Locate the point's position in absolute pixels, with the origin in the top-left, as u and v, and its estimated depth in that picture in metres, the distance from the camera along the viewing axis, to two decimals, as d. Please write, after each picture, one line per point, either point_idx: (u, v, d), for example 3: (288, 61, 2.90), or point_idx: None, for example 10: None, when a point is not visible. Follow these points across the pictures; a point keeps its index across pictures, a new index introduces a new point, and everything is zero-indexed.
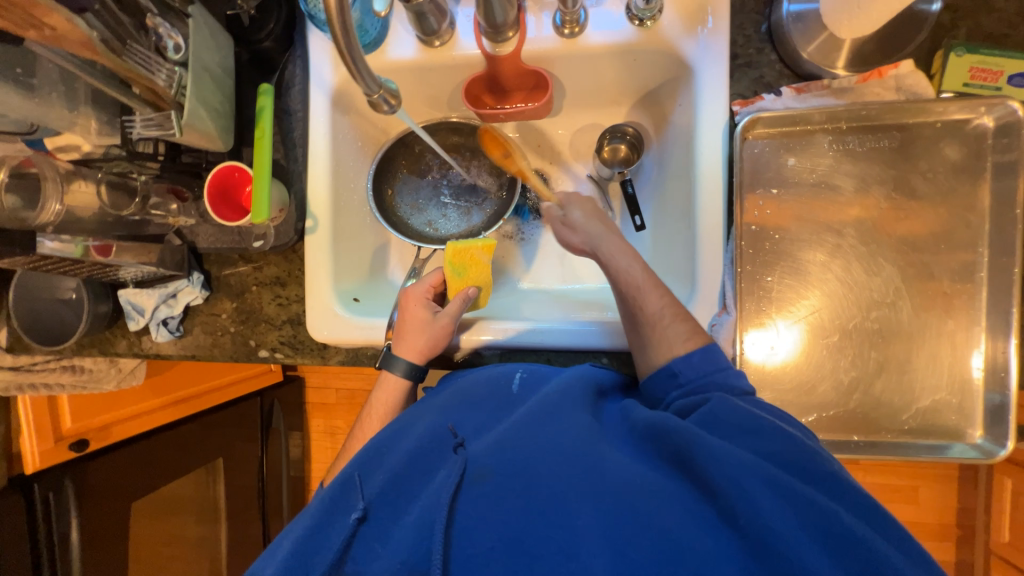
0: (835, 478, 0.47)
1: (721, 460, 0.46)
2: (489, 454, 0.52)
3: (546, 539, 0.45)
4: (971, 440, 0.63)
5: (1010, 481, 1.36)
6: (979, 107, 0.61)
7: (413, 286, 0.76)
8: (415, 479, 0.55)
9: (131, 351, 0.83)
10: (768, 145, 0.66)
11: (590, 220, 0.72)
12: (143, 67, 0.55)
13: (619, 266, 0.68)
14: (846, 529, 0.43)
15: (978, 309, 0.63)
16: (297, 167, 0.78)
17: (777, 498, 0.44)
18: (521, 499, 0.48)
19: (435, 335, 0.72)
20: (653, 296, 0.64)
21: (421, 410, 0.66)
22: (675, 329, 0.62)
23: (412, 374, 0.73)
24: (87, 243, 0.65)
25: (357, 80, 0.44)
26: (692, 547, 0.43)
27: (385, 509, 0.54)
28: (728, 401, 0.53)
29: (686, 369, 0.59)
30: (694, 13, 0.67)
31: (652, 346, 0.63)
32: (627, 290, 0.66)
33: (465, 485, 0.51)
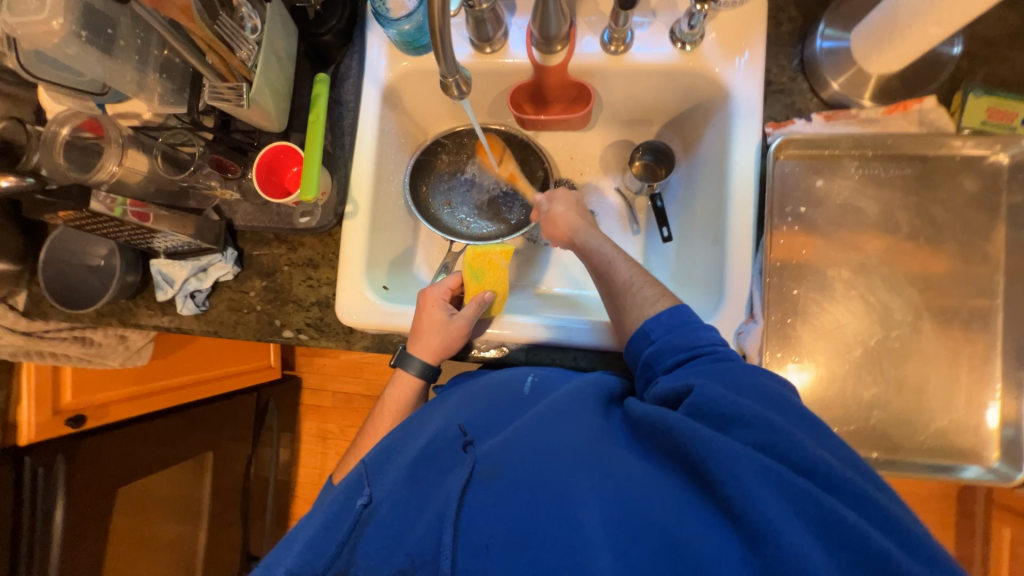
0: (853, 483, 0.43)
1: (718, 454, 0.44)
2: (499, 453, 0.51)
3: (554, 539, 0.43)
4: (988, 464, 0.65)
5: (1009, 529, 1.34)
6: (995, 144, 0.65)
7: (431, 287, 0.77)
8: (425, 478, 0.53)
9: (152, 323, 0.83)
10: (798, 165, 0.70)
11: (570, 212, 0.78)
12: (224, 37, 0.57)
13: (593, 243, 0.74)
14: (841, 523, 0.40)
15: (994, 334, 0.65)
16: (343, 154, 0.80)
17: (775, 494, 0.42)
18: (530, 499, 0.46)
19: (450, 336, 0.72)
20: (624, 266, 0.70)
21: (430, 414, 0.65)
22: (645, 293, 0.65)
23: (425, 375, 0.73)
24: (126, 206, 0.65)
25: (441, 62, 0.48)
26: (691, 545, 0.41)
27: (392, 510, 0.51)
28: (710, 387, 0.50)
29: (656, 327, 0.61)
30: (733, 43, 0.73)
31: (628, 311, 0.66)
32: (601, 266, 0.72)
33: (473, 483, 0.49)
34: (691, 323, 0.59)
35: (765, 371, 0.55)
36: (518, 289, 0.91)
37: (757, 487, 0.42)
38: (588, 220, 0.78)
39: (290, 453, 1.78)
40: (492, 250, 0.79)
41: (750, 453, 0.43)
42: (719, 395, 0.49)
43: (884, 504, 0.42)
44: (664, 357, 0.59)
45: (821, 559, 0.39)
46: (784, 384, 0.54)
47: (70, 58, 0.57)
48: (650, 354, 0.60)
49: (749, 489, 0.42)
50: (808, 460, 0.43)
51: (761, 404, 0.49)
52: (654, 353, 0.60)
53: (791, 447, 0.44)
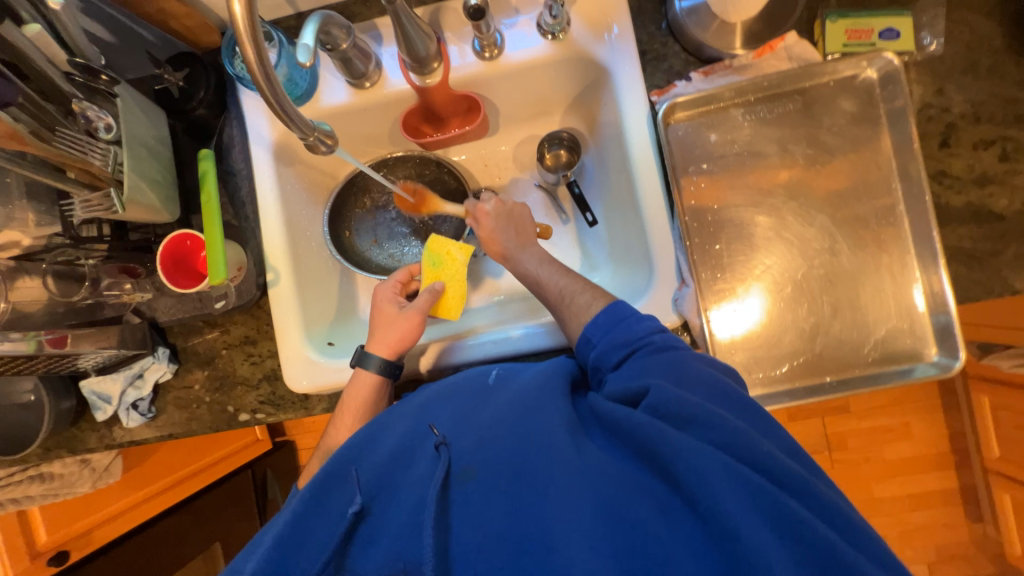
0: (809, 485, 0.43)
1: (686, 452, 0.43)
2: (475, 450, 0.51)
3: (528, 530, 0.45)
4: (929, 359, 0.68)
5: (987, 397, 1.41)
6: (861, 61, 0.67)
7: (381, 285, 0.78)
8: (398, 478, 0.52)
9: (103, 444, 0.80)
10: (690, 126, 0.71)
11: (500, 228, 0.77)
12: (72, 149, 0.54)
13: (530, 267, 0.74)
14: (793, 513, 0.40)
15: (905, 238, 0.68)
16: (250, 224, 0.78)
17: (735, 487, 0.42)
18: (506, 499, 0.47)
19: (404, 329, 0.72)
20: (556, 279, 0.71)
21: (393, 411, 0.61)
22: (580, 300, 0.66)
23: (385, 372, 0.70)
24: (39, 337, 0.64)
25: (290, 125, 0.47)
26: (658, 541, 0.42)
27: (381, 507, 0.51)
28: (668, 389, 0.49)
29: (595, 331, 0.61)
30: (600, 22, 0.73)
31: (568, 322, 0.67)
32: (534, 285, 0.73)
33: (452, 488, 0.49)
34: (624, 318, 0.60)
35: (718, 367, 0.56)
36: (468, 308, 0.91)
37: (718, 483, 0.42)
38: (519, 236, 0.77)
39: None
40: (453, 243, 0.79)
41: (714, 453, 0.43)
42: (679, 394, 0.48)
43: (830, 496, 0.43)
44: (609, 358, 0.59)
45: (776, 550, 0.39)
46: (729, 373, 0.56)
47: None
48: (595, 358, 0.60)
49: (711, 486, 0.42)
50: (760, 457, 0.44)
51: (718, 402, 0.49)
52: (599, 356, 0.60)
53: (747, 445, 0.45)
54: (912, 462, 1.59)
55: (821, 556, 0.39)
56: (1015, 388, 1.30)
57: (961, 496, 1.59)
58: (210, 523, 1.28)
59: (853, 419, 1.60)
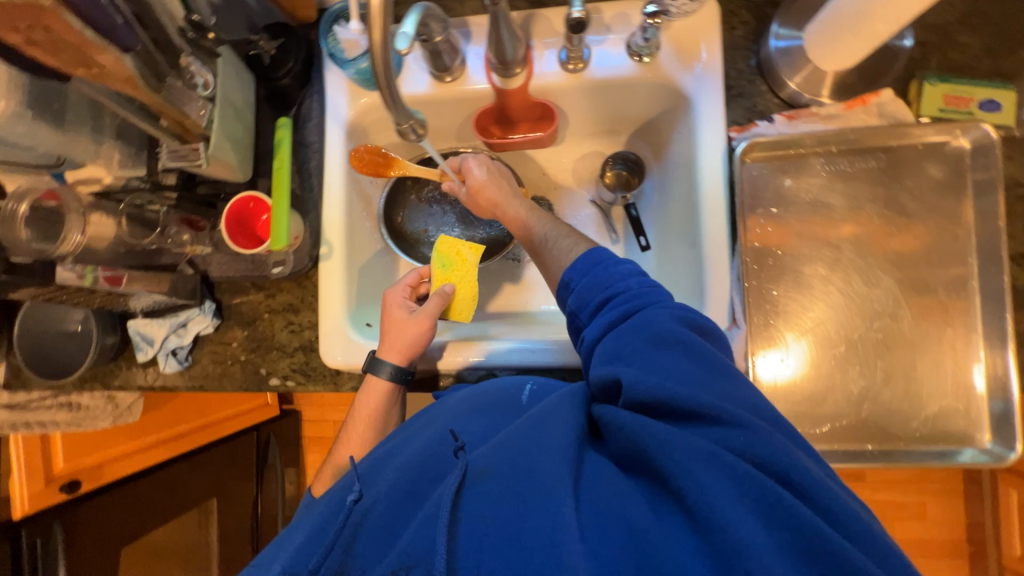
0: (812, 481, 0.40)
1: (666, 442, 0.42)
2: (492, 450, 0.47)
3: (529, 531, 0.41)
4: (981, 446, 0.65)
5: (1015, 492, 1.34)
6: (955, 129, 0.66)
7: (392, 288, 0.77)
8: (423, 484, 0.48)
9: (135, 384, 0.82)
10: (765, 167, 0.70)
11: (490, 178, 0.75)
12: (173, 102, 0.56)
13: (519, 213, 0.72)
14: (782, 505, 0.38)
15: (974, 316, 0.66)
16: (313, 196, 0.80)
17: (720, 479, 0.39)
18: (512, 500, 0.42)
19: (416, 334, 0.71)
20: (540, 225, 0.69)
21: (422, 418, 0.61)
22: (561, 244, 0.64)
23: (396, 378, 0.71)
24: (97, 273, 0.66)
25: (391, 109, 0.48)
26: (649, 540, 0.39)
27: (391, 516, 0.47)
28: (651, 365, 0.47)
29: (575, 275, 0.58)
30: (689, 49, 0.73)
31: (550, 265, 0.65)
32: (521, 230, 0.72)
33: (466, 490, 0.45)
34: (605, 263, 0.57)
35: (699, 328, 0.52)
36: (504, 311, 0.90)
37: (707, 479, 0.39)
38: (509, 186, 0.76)
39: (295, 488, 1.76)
40: (463, 243, 0.80)
41: (696, 441, 0.42)
42: (660, 372, 0.46)
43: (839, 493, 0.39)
44: (586, 306, 0.56)
45: (770, 552, 0.36)
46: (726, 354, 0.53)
47: (22, 135, 0.57)
48: (575, 301, 0.57)
49: (695, 477, 0.40)
50: (755, 447, 0.41)
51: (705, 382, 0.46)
52: (578, 300, 0.57)
53: (738, 433, 0.42)
54: (922, 544, 1.53)
55: (817, 550, 0.36)
56: None
57: None
58: (210, 478, 1.30)
59: (866, 489, 1.55)
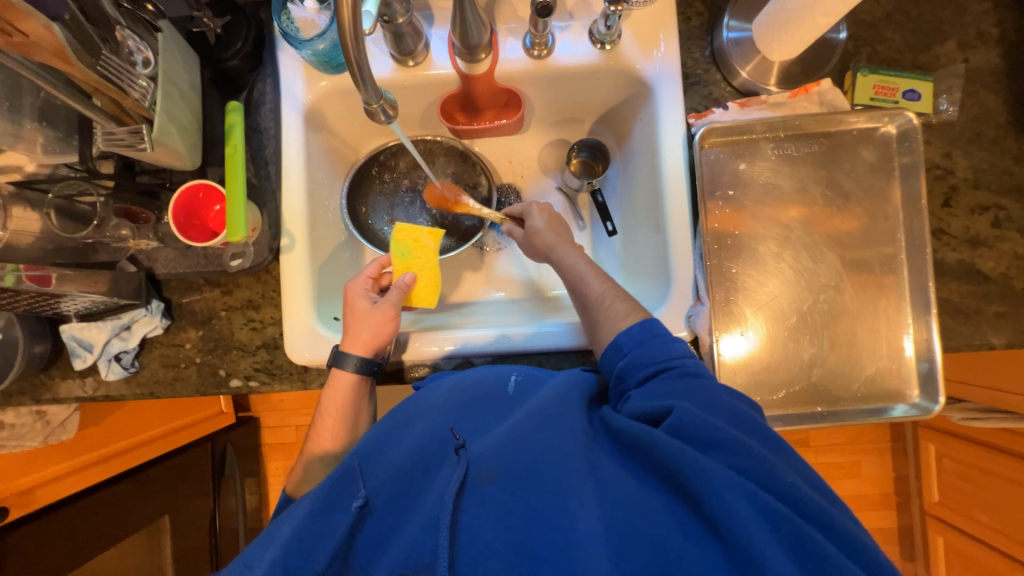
0: (835, 518, 0.44)
1: (708, 474, 0.44)
2: (493, 455, 0.49)
3: (546, 537, 0.43)
4: (911, 401, 0.72)
5: (933, 445, 1.51)
6: (884, 117, 0.72)
7: (352, 280, 0.74)
8: (417, 481, 0.50)
9: (72, 395, 0.74)
10: (722, 152, 0.74)
11: (548, 228, 0.77)
12: (112, 79, 0.51)
13: (569, 263, 0.73)
14: (814, 542, 0.41)
15: (903, 285, 0.73)
16: (270, 185, 0.75)
17: (757, 513, 0.42)
18: (524, 506, 0.46)
19: (380, 324, 0.69)
20: (596, 281, 0.70)
21: (413, 410, 0.58)
22: (617, 308, 0.66)
23: (363, 369, 0.68)
24: (20, 272, 0.58)
25: (360, 88, 0.46)
26: (678, 559, 0.42)
27: (388, 511, 0.49)
28: (689, 408, 0.50)
29: (627, 341, 0.62)
30: (649, 38, 0.75)
31: (600, 325, 0.67)
32: (573, 281, 0.72)
33: (468, 489, 0.47)
34: (658, 334, 0.61)
35: (748, 404, 0.55)
36: (475, 301, 0.89)
37: (741, 508, 0.42)
38: (567, 236, 0.77)
39: (257, 499, 1.67)
40: (420, 229, 0.78)
41: (734, 476, 0.44)
42: (704, 416, 0.49)
43: (855, 529, 0.44)
44: (637, 370, 0.59)
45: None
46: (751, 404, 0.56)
47: None
48: (622, 367, 0.61)
49: (732, 508, 0.42)
50: (788, 487, 0.45)
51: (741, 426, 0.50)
52: (627, 365, 0.60)
53: (771, 472, 0.46)
54: (860, 499, 1.69)
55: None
56: (959, 438, 1.40)
57: (897, 536, 1.69)
58: (160, 494, 1.21)
59: (812, 453, 1.68)
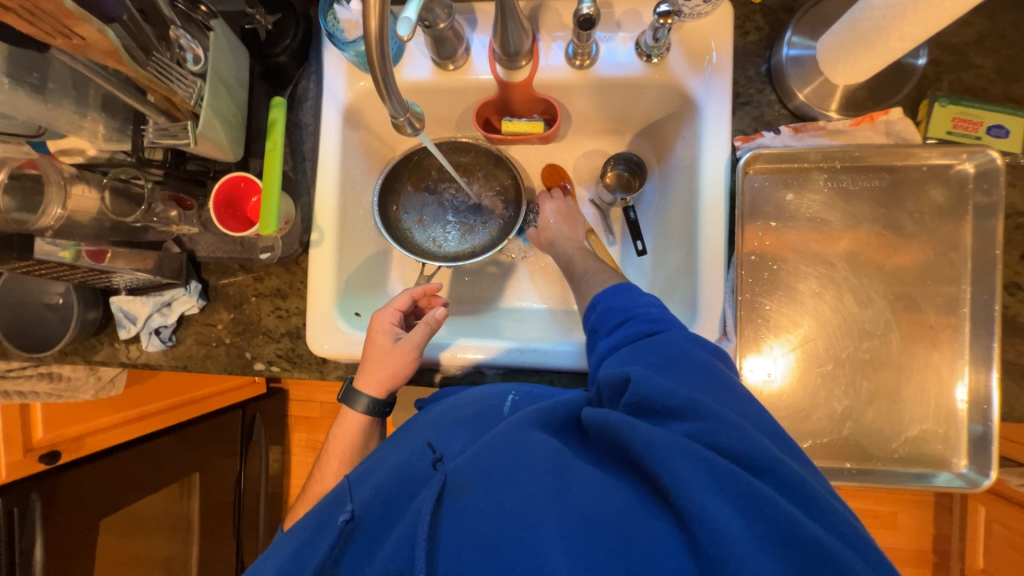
0: (804, 489, 0.41)
1: (660, 447, 0.42)
2: (470, 464, 0.47)
3: (512, 536, 0.41)
4: (956, 470, 0.66)
5: (984, 508, 1.37)
6: (961, 153, 0.65)
7: (379, 310, 0.74)
8: (398, 500, 0.49)
9: (117, 360, 0.80)
10: (768, 179, 0.69)
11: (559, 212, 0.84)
12: (161, 77, 0.55)
13: (565, 250, 0.80)
14: (758, 495, 0.39)
15: (962, 342, 0.66)
16: (306, 180, 0.78)
17: (701, 475, 0.40)
18: (490, 503, 0.44)
19: (398, 366, 0.70)
20: (580, 262, 0.77)
21: (400, 435, 0.60)
22: (593, 282, 0.73)
23: (373, 411, 0.72)
24: (80, 247, 0.63)
25: (385, 101, 0.48)
26: (633, 538, 0.40)
27: (375, 529, 0.48)
28: (649, 373, 0.50)
29: (603, 301, 0.65)
30: (699, 52, 0.71)
31: (580, 299, 0.74)
32: (564, 264, 0.79)
33: (445, 501, 0.45)
34: (626, 291, 0.64)
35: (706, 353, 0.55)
36: (494, 310, 0.88)
37: (688, 474, 0.40)
38: (577, 226, 0.83)
39: (280, 466, 1.76)
40: (522, 129, 0.79)
41: (688, 444, 0.42)
42: (664, 382, 0.48)
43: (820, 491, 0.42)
44: (607, 325, 0.63)
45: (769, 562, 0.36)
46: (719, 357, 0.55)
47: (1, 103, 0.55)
48: (596, 320, 0.64)
49: (680, 476, 0.40)
50: (751, 449, 0.42)
51: (700, 390, 0.48)
52: (598, 320, 0.64)
53: (735, 437, 0.43)
54: (890, 552, 1.56)
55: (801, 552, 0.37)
56: (1014, 503, 1.26)
57: None
58: (195, 454, 1.30)
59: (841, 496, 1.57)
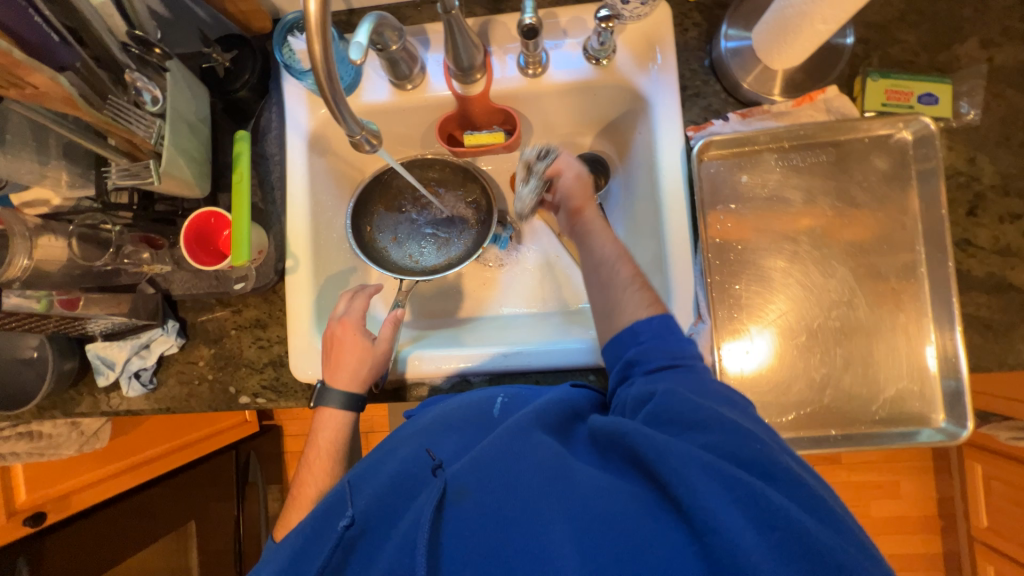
0: (816, 499, 0.42)
1: (673, 456, 0.42)
2: (471, 469, 0.47)
3: (520, 544, 0.42)
4: (936, 425, 0.67)
5: (980, 466, 1.39)
6: (898, 123, 0.68)
7: (343, 313, 0.74)
8: (396, 504, 0.49)
9: (99, 409, 0.79)
10: (722, 164, 0.72)
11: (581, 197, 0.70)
12: (120, 119, 0.56)
13: (598, 248, 0.67)
14: (772, 507, 0.40)
15: (924, 301, 0.69)
16: (276, 209, 0.79)
17: (717, 488, 0.41)
18: (496, 512, 0.44)
19: (375, 364, 0.72)
20: (623, 266, 0.65)
21: (395, 440, 0.59)
22: (633, 297, 0.61)
23: (350, 406, 0.71)
24: (52, 297, 0.63)
25: (340, 121, 0.49)
26: (646, 547, 0.40)
27: (373, 536, 0.47)
28: (673, 393, 0.50)
29: (644, 329, 0.58)
30: (644, 52, 0.74)
31: (618, 312, 0.62)
32: (598, 261, 0.66)
33: (445, 508, 0.45)
34: (672, 329, 0.58)
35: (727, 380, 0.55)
36: (477, 319, 0.89)
37: (703, 487, 0.40)
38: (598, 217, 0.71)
39: (280, 505, 1.72)
40: (484, 139, 0.81)
41: (704, 457, 0.42)
42: (682, 400, 0.49)
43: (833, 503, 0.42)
44: (646, 360, 0.56)
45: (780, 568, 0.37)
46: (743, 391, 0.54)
47: None
48: (634, 355, 0.57)
49: (693, 485, 0.40)
50: (764, 463, 0.43)
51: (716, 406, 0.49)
52: (639, 354, 0.57)
53: (749, 451, 0.44)
54: (898, 521, 1.58)
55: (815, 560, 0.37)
56: (1007, 458, 1.28)
57: (943, 563, 1.57)
58: (188, 500, 1.26)
59: (843, 470, 1.58)
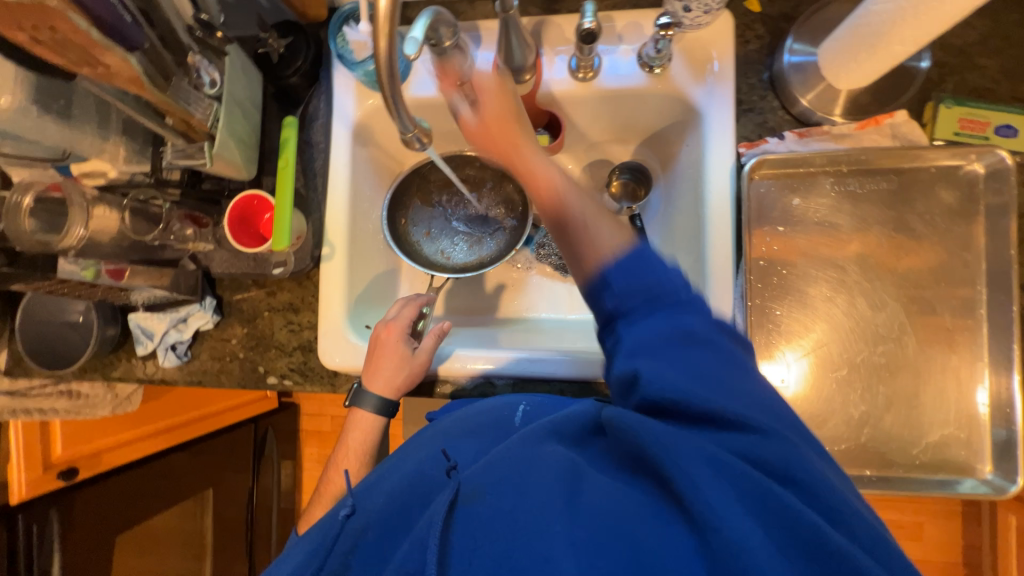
0: (835, 499, 0.38)
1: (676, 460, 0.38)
2: (483, 472, 0.45)
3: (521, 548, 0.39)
4: (981, 476, 0.64)
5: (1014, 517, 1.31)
6: (969, 154, 0.65)
7: (388, 318, 0.73)
8: (410, 508, 0.48)
9: (134, 376, 0.81)
10: (773, 185, 0.69)
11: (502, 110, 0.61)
12: (179, 100, 0.58)
13: (550, 175, 0.57)
14: (782, 508, 0.36)
15: (980, 344, 0.65)
16: (317, 197, 0.80)
17: (722, 491, 0.37)
18: (501, 513, 0.41)
19: (413, 374, 0.71)
20: (576, 197, 0.54)
21: (413, 442, 0.61)
22: (601, 229, 0.51)
23: (382, 412, 0.72)
24: (99, 266, 0.67)
25: (395, 118, 0.49)
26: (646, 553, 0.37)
27: (385, 539, 0.47)
28: (663, 365, 0.42)
29: (617, 272, 0.47)
30: (700, 62, 0.72)
31: (582, 249, 0.51)
32: (552, 198, 0.55)
33: (457, 510, 0.43)
34: (648, 258, 0.47)
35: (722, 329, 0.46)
36: (502, 321, 0.88)
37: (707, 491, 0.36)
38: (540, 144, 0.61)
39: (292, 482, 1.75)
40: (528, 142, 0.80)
41: (707, 456, 0.38)
42: (682, 381, 0.41)
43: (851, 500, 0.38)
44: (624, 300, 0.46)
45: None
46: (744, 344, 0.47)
47: (28, 130, 0.58)
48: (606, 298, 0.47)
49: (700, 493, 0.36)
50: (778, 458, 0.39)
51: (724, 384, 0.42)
52: (615, 293, 0.46)
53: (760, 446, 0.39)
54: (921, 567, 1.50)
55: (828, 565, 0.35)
56: None
57: None
58: (208, 468, 1.30)
59: None
